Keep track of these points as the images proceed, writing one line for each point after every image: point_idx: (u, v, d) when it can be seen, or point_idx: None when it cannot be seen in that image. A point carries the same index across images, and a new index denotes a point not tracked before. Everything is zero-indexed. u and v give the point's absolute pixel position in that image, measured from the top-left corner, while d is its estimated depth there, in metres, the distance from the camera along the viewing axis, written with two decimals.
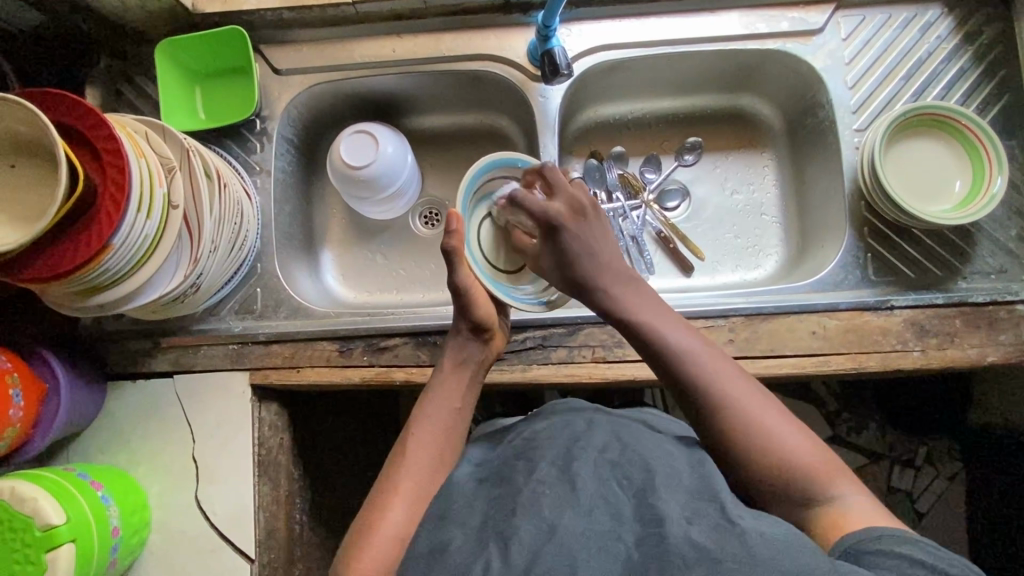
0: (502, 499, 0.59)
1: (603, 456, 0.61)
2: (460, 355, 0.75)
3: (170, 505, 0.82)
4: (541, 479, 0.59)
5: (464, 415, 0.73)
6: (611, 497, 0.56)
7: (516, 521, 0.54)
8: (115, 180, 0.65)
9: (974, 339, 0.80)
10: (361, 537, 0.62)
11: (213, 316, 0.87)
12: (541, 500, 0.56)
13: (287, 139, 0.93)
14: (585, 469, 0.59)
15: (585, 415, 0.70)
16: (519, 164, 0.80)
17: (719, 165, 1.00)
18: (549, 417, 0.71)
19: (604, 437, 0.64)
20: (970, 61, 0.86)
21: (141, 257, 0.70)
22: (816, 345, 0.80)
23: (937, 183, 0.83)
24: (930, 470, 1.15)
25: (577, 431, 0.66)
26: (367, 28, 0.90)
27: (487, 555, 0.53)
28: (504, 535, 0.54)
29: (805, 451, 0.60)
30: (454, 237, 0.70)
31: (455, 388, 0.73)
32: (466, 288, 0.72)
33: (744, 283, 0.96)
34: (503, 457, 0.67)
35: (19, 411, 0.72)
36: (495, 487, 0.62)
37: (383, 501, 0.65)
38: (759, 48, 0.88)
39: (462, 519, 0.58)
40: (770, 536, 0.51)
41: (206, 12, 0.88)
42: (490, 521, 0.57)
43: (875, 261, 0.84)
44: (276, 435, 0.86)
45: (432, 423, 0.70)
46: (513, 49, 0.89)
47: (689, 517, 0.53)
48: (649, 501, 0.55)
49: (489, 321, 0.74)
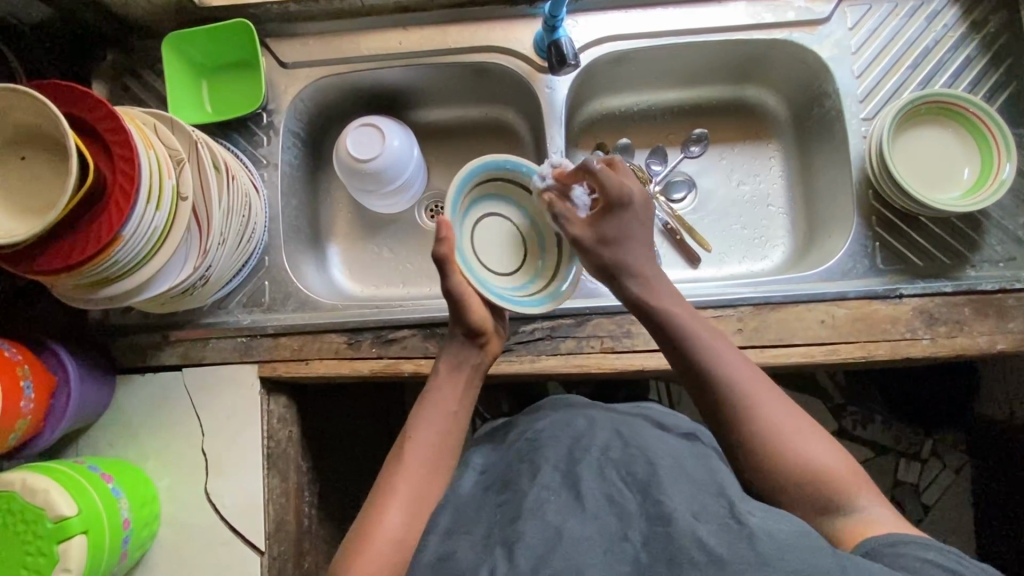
0: (505, 506, 0.62)
1: (606, 457, 0.64)
2: (456, 358, 0.74)
3: (179, 499, 0.82)
4: (545, 484, 0.61)
5: (462, 418, 0.72)
6: (617, 498, 0.59)
7: (521, 526, 0.57)
8: (125, 172, 0.65)
9: (984, 327, 0.80)
10: (357, 544, 0.60)
11: (221, 309, 0.87)
12: (547, 505, 0.59)
13: (293, 133, 0.93)
14: (588, 472, 0.62)
15: (586, 413, 0.72)
16: (508, 166, 0.75)
17: (725, 156, 1.00)
18: (550, 416, 0.73)
19: (605, 436, 0.67)
20: (976, 49, 0.86)
21: (151, 249, 0.70)
22: (825, 334, 0.80)
23: (947, 171, 0.82)
24: (937, 463, 1.15)
25: (578, 430, 0.69)
26: (373, 21, 0.90)
27: (494, 559, 0.56)
28: (510, 540, 0.57)
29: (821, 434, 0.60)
30: (444, 244, 0.69)
31: (452, 392, 0.72)
32: (458, 294, 0.71)
33: (752, 275, 0.95)
34: (508, 458, 0.70)
35: (30, 403, 0.72)
36: (501, 492, 0.65)
37: (381, 505, 0.63)
38: (765, 38, 0.88)
39: (467, 530, 0.61)
40: (777, 531, 0.51)
41: (213, 6, 0.88)
42: (495, 531, 0.60)
43: (883, 249, 0.84)
44: (285, 428, 0.87)
45: (429, 428, 0.69)
46: (519, 40, 0.89)
47: (695, 512, 0.55)
48: (655, 498, 0.57)
49: (483, 325, 0.73)
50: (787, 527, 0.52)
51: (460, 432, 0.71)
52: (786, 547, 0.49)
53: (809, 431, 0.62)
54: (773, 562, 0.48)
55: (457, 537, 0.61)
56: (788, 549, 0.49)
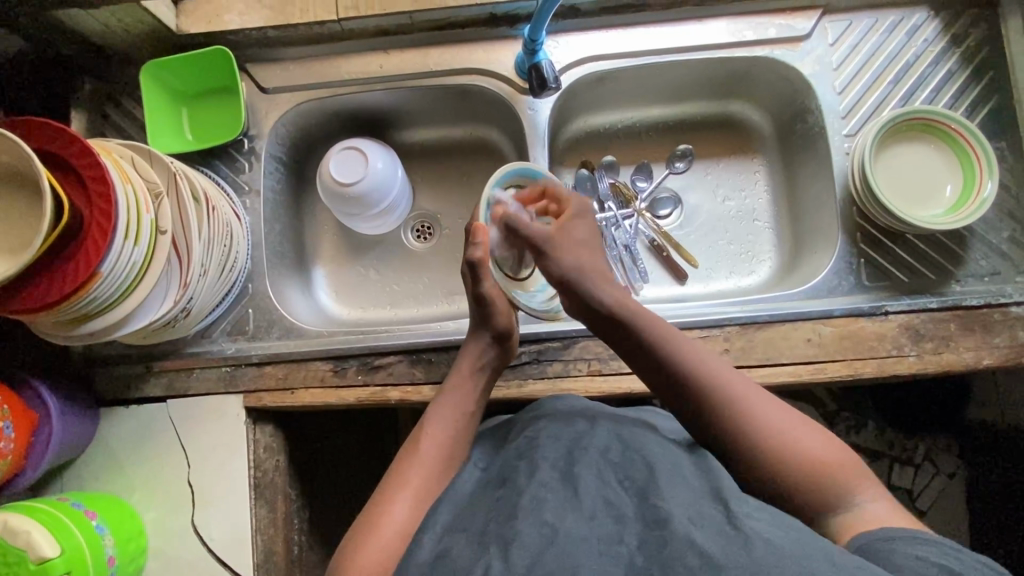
0: (504, 500, 0.58)
1: (606, 459, 0.60)
2: (478, 358, 0.74)
3: (166, 530, 0.82)
4: (542, 482, 0.58)
5: (476, 419, 0.72)
6: (613, 500, 0.56)
7: (518, 524, 0.54)
8: (100, 208, 0.65)
9: (970, 342, 0.80)
10: (366, 531, 0.61)
11: (205, 339, 0.86)
12: (543, 505, 0.55)
13: (276, 158, 0.92)
14: (587, 473, 0.58)
15: (589, 417, 0.68)
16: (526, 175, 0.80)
17: (710, 172, 1.00)
18: (549, 414, 0.70)
19: (607, 439, 0.63)
20: (957, 63, 0.86)
21: (130, 284, 0.69)
22: (812, 352, 0.80)
23: (926, 184, 0.82)
24: (929, 467, 1.14)
25: (580, 433, 0.65)
26: (353, 45, 0.90)
27: (488, 557, 0.52)
28: (505, 538, 0.53)
29: (814, 445, 0.59)
30: (479, 248, 0.71)
31: (466, 391, 0.72)
32: (488, 297, 0.72)
33: (739, 291, 0.95)
34: (505, 458, 0.65)
35: (10, 443, 0.72)
36: (500, 487, 0.61)
37: (388, 498, 0.63)
38: (747, 55, 0.88)
39: (464, 526, 0.58)
40: (775, 541, 0.49)
41: (191, 33, 0.87)
42: (491, 525, 0.56)
43: (868, 266, 0.84)
44: (272, 457, 0.85)
45: (443, 422, 0.69)
46: (501, 62, 0.89)
47: (692, 517, 0.53)
48: (651, 503, 0.55)
49: (510, 329, 0.74)
50: (787, 534, 0.50)
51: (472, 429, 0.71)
52: (785, 555, 0.48)
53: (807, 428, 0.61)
54: (767, 566, 0.47)
55: (454, 535, 0.57)
56: (783, 556, 0.47)
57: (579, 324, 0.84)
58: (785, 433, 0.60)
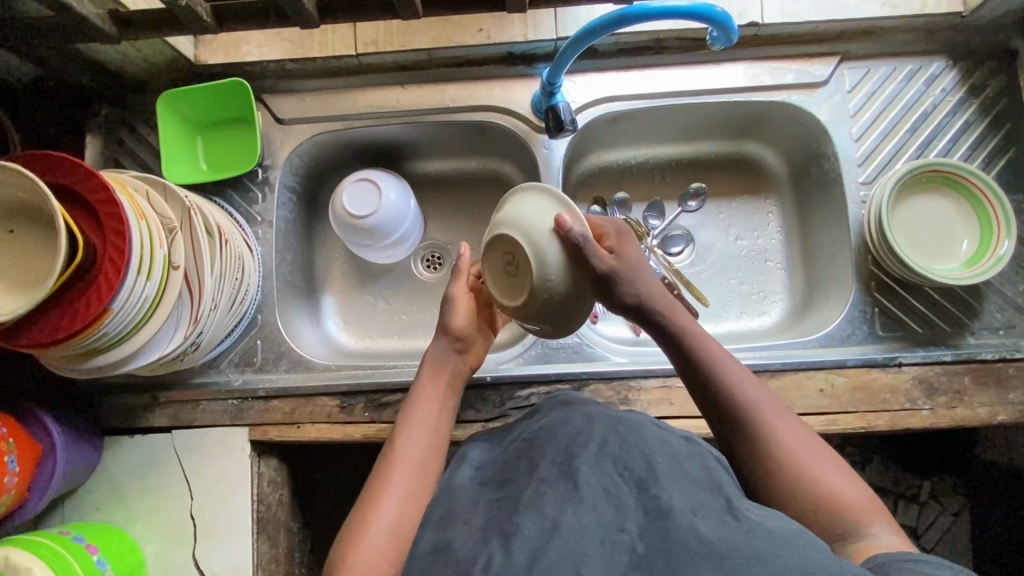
0: (504, 501, 0.55)
1: (604, 451, 0.56)
2: (439, 355, 0.70)
3: (166, 564, 0.81)
4: (542, 477, 0.54)
5: (448, 416, 0.68)
6: (614, 491, 0.52)
7: (519, 519, 0.51)
8: (115, 244, 0.64)
9: (984, 397, 0.79)
10: (350, 541, 0.57)
11: (213, 369, 0.86)
12: (543, 499, 0.52)
13: (289, 188, 0.92)
14: (586, 466, 0.54)
15: (584, 409, 0.64)
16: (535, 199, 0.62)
17: (722, 211, 0.99)
18: (548, 412, 0.66)
19: (604, 430, 0.59)
20: (975, 114, 0.86)
21: (143, 317, 0.69)
22: (825, 403, 0.79)
23: (930, 215, 0.83)
24: (935, 506, 1.07)
25: (576, 426, 0.60)
26: (371, 78, 0.90)
27: (488, 551, 0.49)
28: (506, 531, 0.50)
29: (833, 478, 0.57)
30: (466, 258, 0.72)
31: (435, 390, 0.68)
32: (454, 300, 0.71)
33: (750, 332, 0.94)
34: (505, 455, 0.61)
35: (14, 477, 0.71)
36: (498, 492, 0.57)
37: (370, 505, 0.59)
38: (764, 100, 0.88)
39: (465, 519, 0.54)
40: (778, 532, 0.46)
41: (208, 63, 0.87)
42: (492, 522, 0.52)
43: (882, 316, 0.83)
44: (275, 491, 0.86)
45: (418, 423, 0.66)
46: (518, 101, 0.89)
47: (693, 508, 0.50)
48: (652, 494, 0.51)
49: (467, 334, 0.71)
50: (785, 524, 0.48)
51: (446, 429, 0.67)
52: (785, 543, 0.45)
53: (833, 462, 0.59)
54: (775, 559, 0.44)
55: (454, 528, 0.53)
56: (789, 548, 0.45)
57: (588, 366, 0.83)
58: (808, 458, 0.58)
